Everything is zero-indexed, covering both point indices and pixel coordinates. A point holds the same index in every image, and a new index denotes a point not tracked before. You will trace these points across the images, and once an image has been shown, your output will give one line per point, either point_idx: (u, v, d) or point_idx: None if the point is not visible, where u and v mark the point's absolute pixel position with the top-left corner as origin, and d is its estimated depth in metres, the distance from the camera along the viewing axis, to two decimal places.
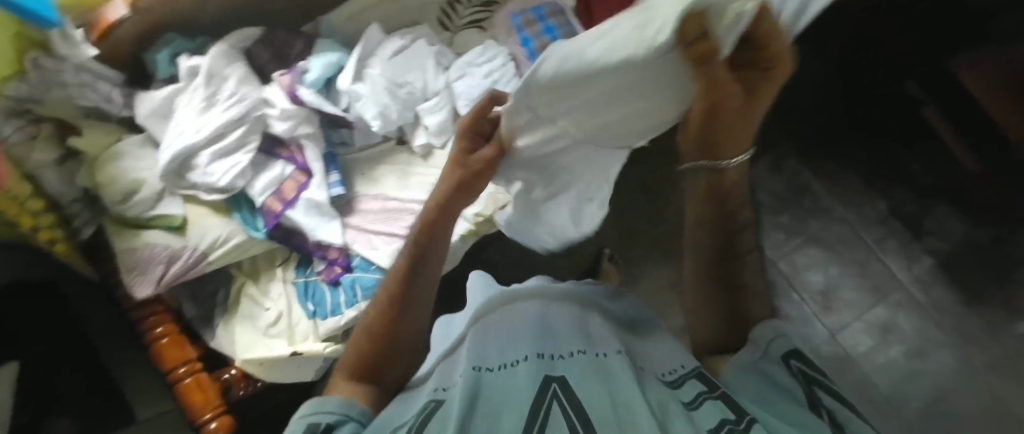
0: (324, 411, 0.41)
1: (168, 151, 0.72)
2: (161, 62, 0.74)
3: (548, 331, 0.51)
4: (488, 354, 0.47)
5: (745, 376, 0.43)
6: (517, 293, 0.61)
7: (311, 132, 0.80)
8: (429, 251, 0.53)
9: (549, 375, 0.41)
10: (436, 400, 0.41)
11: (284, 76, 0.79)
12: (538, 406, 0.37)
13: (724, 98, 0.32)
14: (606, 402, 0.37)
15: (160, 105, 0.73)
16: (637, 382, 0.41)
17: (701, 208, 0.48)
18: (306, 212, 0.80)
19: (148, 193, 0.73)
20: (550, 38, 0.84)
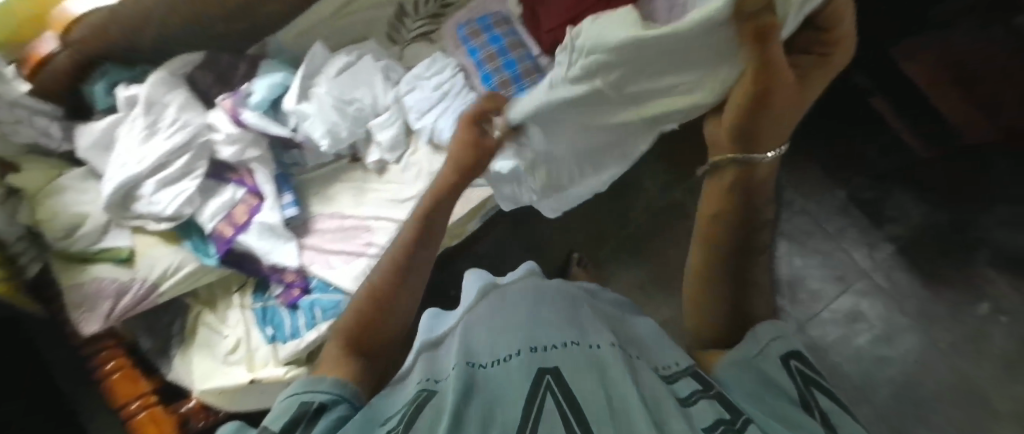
0: (316, 390, 0.39)
1: (110, 182, 0.71)
2: (98, 93, 0.74)
3: (540, 319, 0.48)
4: (478, 347, 0.44)
5: (740, 368, 0.39)
6: (505, 290, 0.57)
7: (260, 155, 0.79)
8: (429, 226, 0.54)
9: (542, 367, 0.39)
10: (428, 390, 0.39)
11: (227, 100, 0.78)
12: (532, 401, 0.35)
13: (776, 86, 0.42)
14: (604, 402, 0.34)
15: (100, 136, 0.72)
16: (636, 377, 0.37)
17: (714, 203, 0.44)
18: (259, 235, 0.79)
19: (92, 226, 0.72)
20: (496, 47, 0.84)
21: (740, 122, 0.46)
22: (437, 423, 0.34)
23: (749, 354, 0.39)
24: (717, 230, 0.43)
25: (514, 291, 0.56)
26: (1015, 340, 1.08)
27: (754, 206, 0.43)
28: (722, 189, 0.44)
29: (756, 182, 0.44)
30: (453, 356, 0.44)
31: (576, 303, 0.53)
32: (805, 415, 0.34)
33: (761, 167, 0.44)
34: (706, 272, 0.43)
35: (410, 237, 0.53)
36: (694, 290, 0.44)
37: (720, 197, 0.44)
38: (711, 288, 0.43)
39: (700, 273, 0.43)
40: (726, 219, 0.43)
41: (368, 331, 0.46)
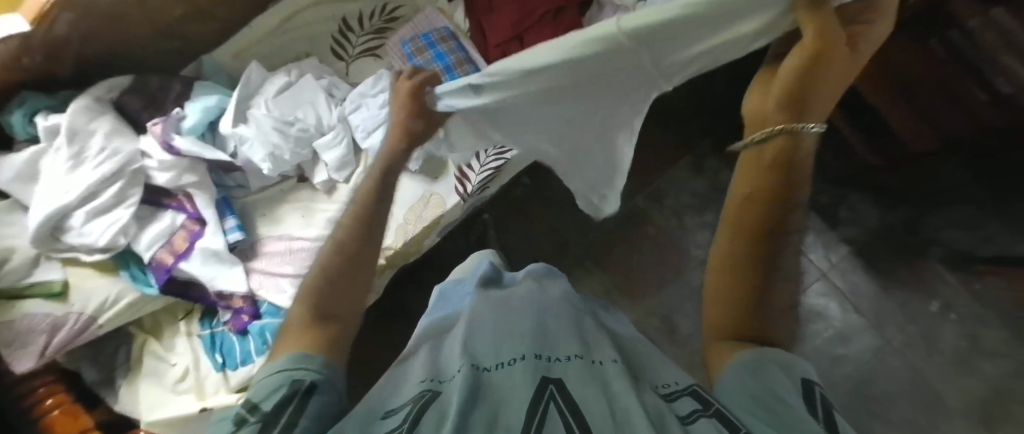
0: (308, 368, 0.39)
1: (37, 215, 0.68)
2: (16, 124, 0.70)
3: (545, 331, 0.47)
4: (484, 351, 0.44)
5: (757, 371, 0.36)
6: (508, 299, 0.56)
7: (197, 180, 0.77)
8: (373, 211, 0.54)
9: (545, 376, 0.38)
10: (432, 391, 0.38)
11: (157, 125, 0.75)
12: (536, 406, 0.34)
13: (834, 57, 0.42)
14: (604, 413, 0.34)
15: (23, 168, 0.70)
16: (638, 392, 0.37)
17: (750, 186, 0.44)
18: (202, 261, 0.77)
19: (19, 260, 0.70)
20: (442, 65, 0.84)
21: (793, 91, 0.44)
22: (442, 424, 0.33)
23: (766, 352, 0.38)
24: (745, 228, 0.43)
25: (518, 298, 0.56)
26: (965, 335, 1.12)
27: (792, 174, 0.44)
28: (762, 163, 0.45)
29: (801, 157, 0.44)
30: (457, 358, 0.43)
31: (581, 321, 0.53)
32: (813, 424, 0.31)
33: (802, 136, 0.44)
34: (751, 261, 0.42)
35: (354, 216, 0.53)
36: (721, 282, 0.43)
37: (759, 174, 0.44)
38: (749, 278, 0.42)
39: (734, 265, 0.43)
40: (772, 198, 0.43)
41: (321, 299, 0.46)
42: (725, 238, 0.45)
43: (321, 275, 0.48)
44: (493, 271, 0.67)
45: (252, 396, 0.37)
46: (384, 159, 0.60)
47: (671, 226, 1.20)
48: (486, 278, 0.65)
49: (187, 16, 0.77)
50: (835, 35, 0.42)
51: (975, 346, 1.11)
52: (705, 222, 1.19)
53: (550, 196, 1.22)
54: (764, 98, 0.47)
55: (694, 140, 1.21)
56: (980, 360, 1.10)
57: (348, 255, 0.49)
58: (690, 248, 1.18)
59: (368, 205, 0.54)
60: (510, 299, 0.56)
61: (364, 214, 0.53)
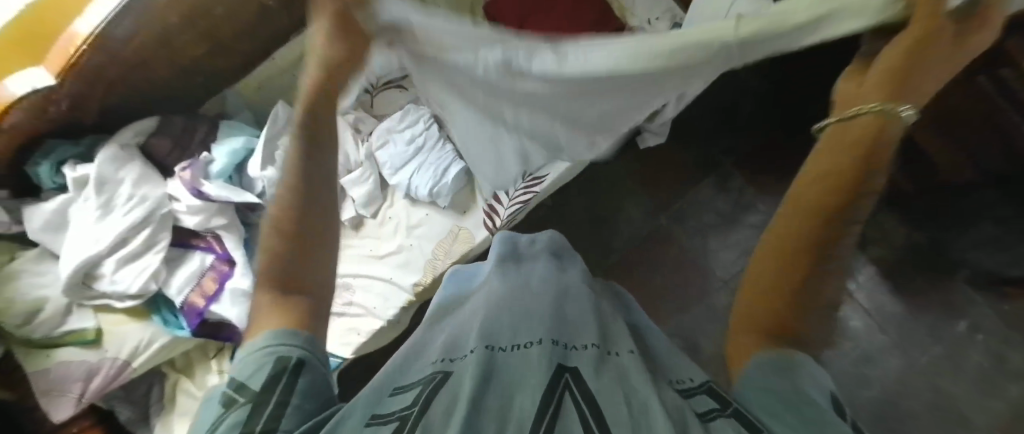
0: (291, 345, 0.36)
1: (68, 265, 0.68)
2: (44, 174, 0.68)
3: (563, 315, 0.46)
4: (500, 329, 0.42)
5: (775, 370, 0.33)
6: (528, 279, 0.53)
7: (227, 223, 0.76)
8: (321, 157, 0.45)
9: (561, 364, 0.36)
10: (444, 371, 0.37)
11: (185, 170, 0.74)
12: (551, 395, 0.32)
13: (938, 52, 0.34)
14: (621, 402, 0.31)
15: (53, 217, 0.69)
16: (657, 386, 0.34)
17: (830, 161, 0.36)
18: (232, 303, 0.75)
19: (53, 309, 0.69)
20: None
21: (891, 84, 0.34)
22: (454, 406, 0.31)
23: (792, 353, 0.34)
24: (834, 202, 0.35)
25: (537, 283, 0.52)
26: (990, 355, 1.09)
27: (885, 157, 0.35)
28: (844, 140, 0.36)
29: (889, 148, 0.35)
30: (471, 336, 0.42)
31: (601, 308, 0.49)
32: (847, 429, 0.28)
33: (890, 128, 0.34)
34: (805, 244, 0.35)
35: (299, 156, 0.44)
36: (763, 267, 0.38)
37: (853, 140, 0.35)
38: (800, 269, 0.35)
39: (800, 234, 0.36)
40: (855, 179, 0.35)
41: (284, 271, 0.42)
42: (782, 214, 0.38)
43: (270, 257, 0.43)
44: (514, 237, 0.62)
45: (239, 375, 0.35)
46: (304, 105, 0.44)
47: (693, 245, 1.19)
48: (511, 246, 0.60)
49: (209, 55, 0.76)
50: (947, 29, 0.33)
51: (1002, 367, 1.08)
52: (730, 242, 1.17)
53: (572, 217, 1.21)
54: (854, 88, 0.37)
55: (718, 159, 1.19)
56: (1007, 381, 1.07)
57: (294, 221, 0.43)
58: (713, 269, 1.17)
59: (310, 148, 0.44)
60: (531, 275, 0.54)
61: (305, 152, 0.44)
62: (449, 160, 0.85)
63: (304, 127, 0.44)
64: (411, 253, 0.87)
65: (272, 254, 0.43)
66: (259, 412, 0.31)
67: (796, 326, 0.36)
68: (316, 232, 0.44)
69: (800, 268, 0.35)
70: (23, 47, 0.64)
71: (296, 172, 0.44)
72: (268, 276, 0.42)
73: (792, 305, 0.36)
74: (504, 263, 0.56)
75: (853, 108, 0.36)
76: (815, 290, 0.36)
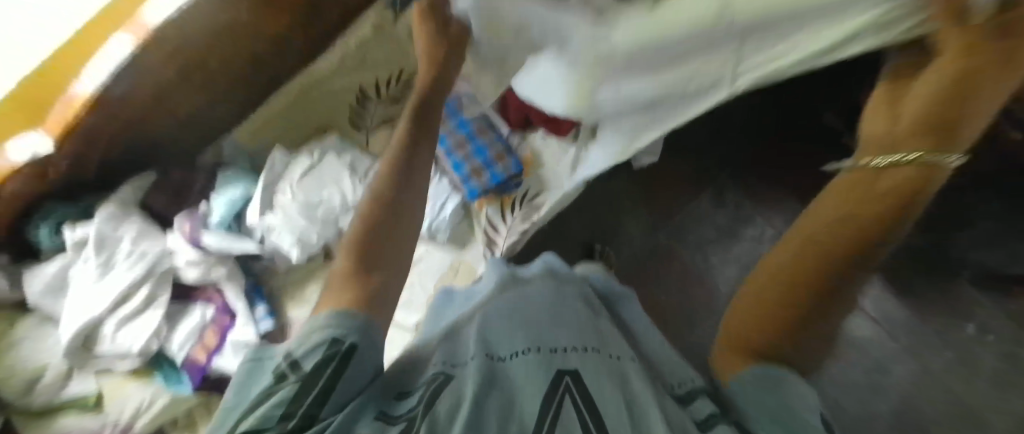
0: (343, 330, 0.41)
1: (69, 327, 0.67)
2: (43, 236, 0.68)
3: (557, 323, 0.52)
4: (500, 341, 0.48)
5: (766, 384, 0.40)
6: (522, 286, 0.61)
7: (227, 272, 0.76)
8: (405, 183, 0.50)
9: (561, 369, 0.43)
10: (447, 374, 0.44)
11: (184, 224, 0.74)
12: (551, 398, 0.39)
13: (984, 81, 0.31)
14: (622, 409, 0.38)
15: (53, 280, 0.68)
16: (651, 393, 0.41)
17: (868, 207, 0.37)
18: (234, 354, 0.74)
19: (53, 374, 0.68)
20: (480, 159, 0.85)
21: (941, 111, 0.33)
22: (459, 410, 0.38)
23: (782, 372, 0.40)
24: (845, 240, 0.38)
25: (534, 294, 0.58)
26: (1001, 356, 1.03)
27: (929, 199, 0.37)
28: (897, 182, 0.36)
29: (922, 200, 0.36)
30: (472, 345, 0.48)
31: (594, 318, 0.55)
32: None
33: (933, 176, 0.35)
34: (818, 284, 0.39)
35: (389, 175, 0.51)
36: (773, 287, 0.41)
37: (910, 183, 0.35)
38: (802, 296, 0.39)
39: (836, 250, 0.38)
40: (883, 234, 0.37)
41: (364, 248, 0.47)
42: (794, 240, 0.41)
43: (354, 249, 0.48)
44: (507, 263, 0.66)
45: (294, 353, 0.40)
46: (395, 151, 0.53)
47: (694, 262, 1.19)
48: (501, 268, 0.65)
49: (206, 104, 0.76)
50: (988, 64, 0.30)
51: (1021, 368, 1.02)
52: (730, 257, 1.17)
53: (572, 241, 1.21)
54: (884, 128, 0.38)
55: (715, 173, 1.19)
56: None
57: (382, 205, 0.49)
58: (715, 285, 1.17)
59: (398, 172, 0.51)
60: (528, 287, 0.59)
61: (395, 178, 0.50)
62: (446, 195, 0.86)
63: (392, 161, 0.52)
64: (412, 291, 0.86)
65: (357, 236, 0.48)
66: (308, 394, 0.38)
67: (772, 346, 0.42)
68: (400, 218, 0.49)
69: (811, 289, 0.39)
70: (37, 106, 0.66)
71: (378, 188, 0.50)
72: (342, 270, 0.47)
73: (792, 323, 0.40)
74: (513, 274, 0.63)
75: (895, 154, 0.36)
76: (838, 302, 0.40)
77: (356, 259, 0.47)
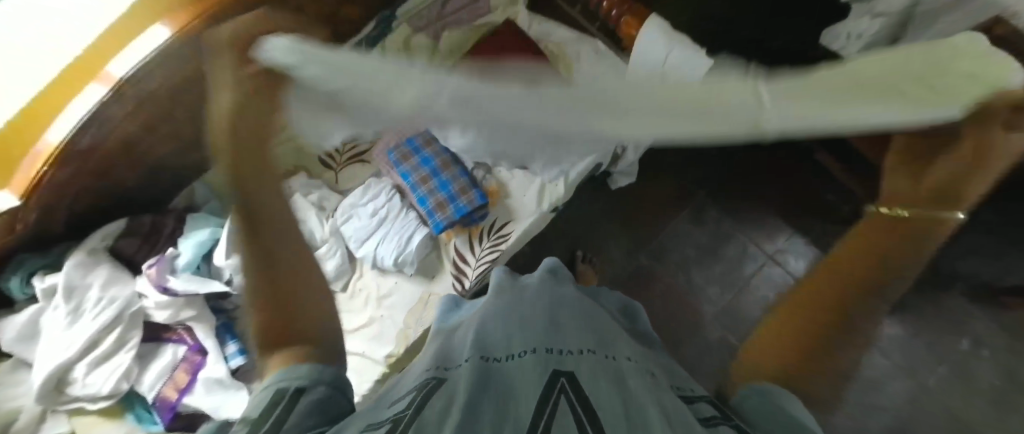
0: (296, 376, 0.37)
1: (41, 373, 0.69)
2: (15, 287, 0.71)
3: (560, 326, 0.46)
4: (495, 343, 0.43)
5: (760, 400, 0.33)
6: (525, 290, 0.56)
7: (196, 313, 0.78)
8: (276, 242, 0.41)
9: (558, 370, 0.37)
10: (438, 378, 0.39)
11: (151, 267, 0.76)
12: (547, 397, 0.33)
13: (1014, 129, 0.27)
14: (617, 407, 0.32)
15: (25, 328, 0.71)
16: (655, 390, 0.35)
17: (869, 248, 0.33)
18: (204, 392, 0.76)
19: (28, 418, 0.70)
20: (444, 193, 0.86)
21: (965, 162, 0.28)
22: (449, 411, 0.33)
23: (770, 384, 0.34)
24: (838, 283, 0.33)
25: (533, 294, 0.54)
26: (1000, 372, 0.98)
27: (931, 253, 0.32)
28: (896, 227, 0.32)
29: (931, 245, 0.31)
30: (467, 348, 0.43)
31: (596, 310, 0.52)
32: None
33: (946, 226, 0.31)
34: (835, 310, 0.33)
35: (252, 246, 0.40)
36: (783, 319, 0.35)
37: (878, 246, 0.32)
38: (814, 329, 0.33)
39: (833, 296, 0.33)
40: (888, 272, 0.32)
41: (276, 331, 0.40)
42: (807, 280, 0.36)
43: (268, 322, 0.41)
44: (509, 271, 0.63)
45: (252, 403, 0.36)
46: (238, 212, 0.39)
47: (678, 282, 1.17)
48: (505, 278, 0.60)
49: (175, 153, 0.79)
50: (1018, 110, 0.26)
51: (1017, 382, 0.97)
52: (713, 275, 1.16)
53: None
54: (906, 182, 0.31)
55: (693, 191, 1.19)
56: None
57: (271, 287, 0.41)
58: (700, 305, 1.16)
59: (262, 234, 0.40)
60: (527, 287, 0.57)
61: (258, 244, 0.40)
62: (413, 228, 0.87)
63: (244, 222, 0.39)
64: (382, 324, 0.87)
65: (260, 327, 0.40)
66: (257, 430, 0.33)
67: (805, 364, 0.34)
68: (303, 278, 0.42)
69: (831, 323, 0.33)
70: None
71: (252, 262, 0.41)
72: (268, 342, 0.41)
73: (811, 346, 0.33)
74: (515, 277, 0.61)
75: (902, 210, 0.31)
76: (859, 327, 0.33)
77: (271, 324, 0.41)
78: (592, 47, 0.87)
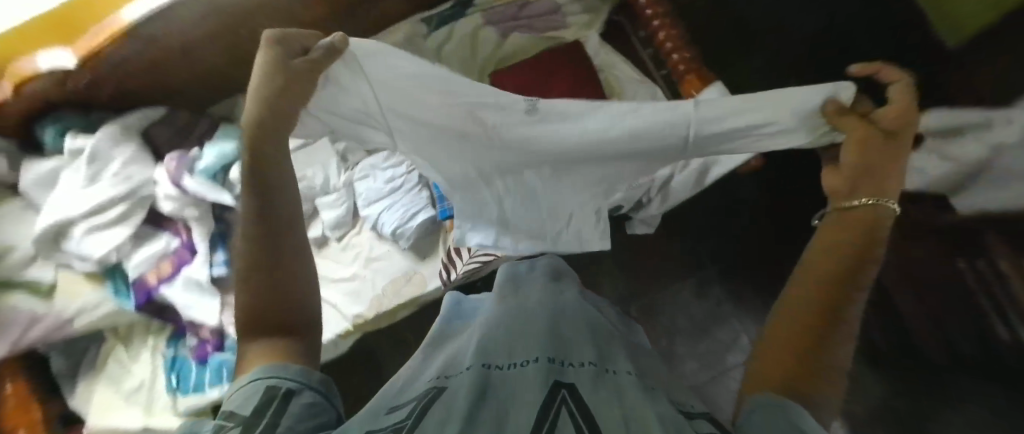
0: (283, 376, 0.35)
1: (46, 220, 0.74)
2: (49, 137, 0.77)
3: (560, 337, 0.44)
4: (496, 352, 0.41)
5: (771, 410, 0.30)
6: (529, 294, 0.54)
7: (198, 215, 0.81)
8: (274, 215, 0.44)
9: (559, 380, 0.35)
10: (439, 387, 0.36)
11: (172, 161, 0.80)
12: (547, 411, 0.31)
13: (890, 139, 0.44)
14: (618, 419, 0.30)
15: (46, 175, 0.77)
16: (652, 399, 0.33)
17: (835, 260, 0.38)
18: (183, 288, 0.79)
19: (20, 255, 0.75)
20: None
21: (864, 152, 0.44)
22: (448, 422, 0.31)
23: (780, 401, 0.30)
24: (843, 283, 0.37)
25: (536, 298, 0.52)
26: None
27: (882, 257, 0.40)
28: (854, 222, 0.41)
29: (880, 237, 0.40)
30: (467, 357, 0.41)
31: (594, 317, 0.50)
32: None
33: (881, 220, 0.41)
34: (822, 317, 0.35)
35: (251, 224, 0.43)
36: (776, 344, 0.36)
37: (854, 233, 0.40)
38: (810, 343, 0.34)
39: (820, 294, 0.36)
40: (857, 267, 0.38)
41: (267, 323, 0.40)
42: (779, 310, 0.38)
43: (250, 309, 0.40)
44: (512, 265, 0.62)
45: (229, 403, 0.34)
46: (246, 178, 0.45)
47: (659, 344, 1.16)
48: (511, 280, 0.58)
49: (230, 65, 0.82)
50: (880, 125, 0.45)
51: None
52: (697, 351, 1.15)
53: None
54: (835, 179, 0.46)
55: (705, 263, 1.17)
56: None
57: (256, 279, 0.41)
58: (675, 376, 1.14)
59: (259, 213, 0.44)
60: (528, 289, 0.55)
61: (257, 222, 0.43)
62: (420, 206, 0.88)
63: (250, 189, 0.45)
64: (363, 284, 0.89)
65: (248, 329, 0.40)
66: None
67: (802, 375, 0.33)
68: (297, 280, 0.42)
69: (820, 321, 0.35)
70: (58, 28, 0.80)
71: (246, 239, 0.43)
72: (246, 329, 0.40)
73: (808, 360, 0.34)
74: (515, 272, 0.60)
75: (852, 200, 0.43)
76: (841, 337, 0.35)
77: (253, 316, 0.40)
78: (650, 96, 0.85)
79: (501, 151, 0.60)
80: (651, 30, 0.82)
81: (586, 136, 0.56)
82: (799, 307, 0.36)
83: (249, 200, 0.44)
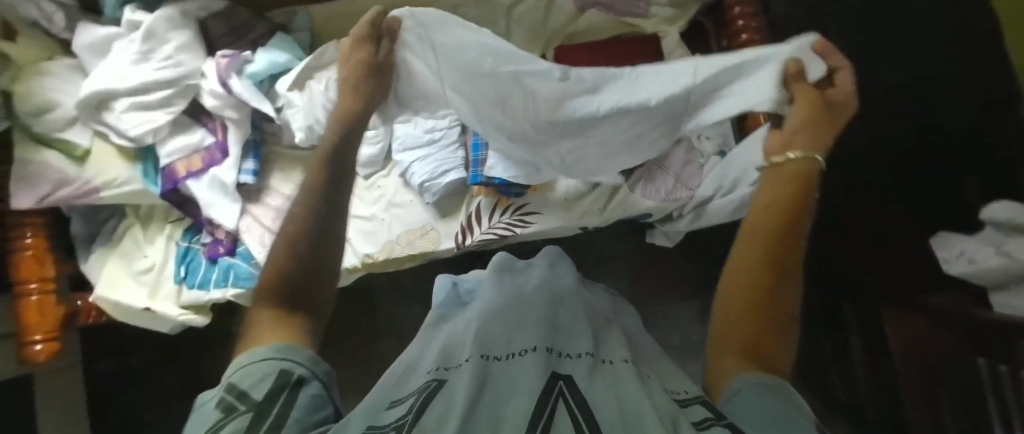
0: (294, 362, 0.36)
1: (90, 86, 0.73)
2: (110, 5, 0.78)
3: (557, 321, 0.41)
4: (496, 337, 0.38)
5: (769, 392, 0.31)
6: (527, 280, 0.50)
7: (236, 118, 0.81)
8: (326, 197, 0.47)
9: (557, 370, 0.33)
10: (439, 380, 0.35)
11: (224, 58, 0.79)
12: (544, 403, 0.29)
13: (830, 107, 0.50)
14: (615, 412, 0.29)
15: (99, 41, 0.76)
16: (651, 392, 0.32)
17: (767, 220, 0.42)
18: (208, 187, 0.80)
19: (59, 116, 0.74)
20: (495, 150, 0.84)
21: (805, 114, 0.50)
22: (447, 416, 0.29)
23: (767, 380, 0.32)
24: (774, 254, 0.40)
25: (534, 281, 0.50)
26: None
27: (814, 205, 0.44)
28: (790, 178, 0.45)
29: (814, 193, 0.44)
30: (467, 346, 0.38)
31: (590, 302, 0.47)
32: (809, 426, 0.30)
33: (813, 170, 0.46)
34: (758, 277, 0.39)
35: (314, 198, 0.46)
36: (728, 315, 0.38)
37: (788, 192, 0.44)
38: (764, 311, 0.37)
39: (759, 267, 0.39)
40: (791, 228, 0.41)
41: (292, 295, 0.41)
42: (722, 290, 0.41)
43: (277, 281, 0.42)
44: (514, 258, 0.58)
45: (240, 383, 0.33)
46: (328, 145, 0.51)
47: None
48: (505, 267, 0.55)
49: None
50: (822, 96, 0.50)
51: None
52: (687, 373, 1.14)
53: None
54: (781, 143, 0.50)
55: None
56: None
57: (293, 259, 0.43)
58: None
59: (313, 196, 0.47)
60: (527, 273, 0.53)
61: (311, 205, 0.46)
62: (454, 165, 0.86)
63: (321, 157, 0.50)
64: (381, 226, 0.89)
65: (267, 295, 0.41)
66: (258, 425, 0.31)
67: (755, 342, 0.36)
68: (328, 257, 0.45)
69: (764, 289, 0.38)
70: None
71: (298, 213, 0.45)
72: (268, 297, 0.41)
73: (761, 322, 0.37)
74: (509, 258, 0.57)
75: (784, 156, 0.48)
76: (780, 298, 0.38)
77: (279, 291, 0.41)
78: None
79: (531, 111, 0.66)
80: (737, 43, 0.77)
81: (607, 105, 0.61)
82: (740, 271, 0.40)
83: (315, 178, 0.48)
